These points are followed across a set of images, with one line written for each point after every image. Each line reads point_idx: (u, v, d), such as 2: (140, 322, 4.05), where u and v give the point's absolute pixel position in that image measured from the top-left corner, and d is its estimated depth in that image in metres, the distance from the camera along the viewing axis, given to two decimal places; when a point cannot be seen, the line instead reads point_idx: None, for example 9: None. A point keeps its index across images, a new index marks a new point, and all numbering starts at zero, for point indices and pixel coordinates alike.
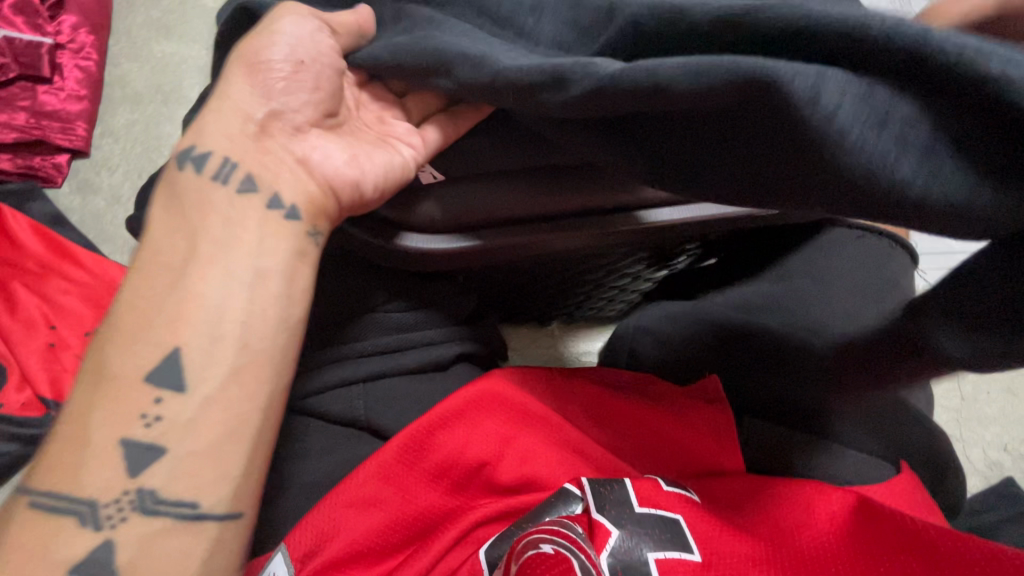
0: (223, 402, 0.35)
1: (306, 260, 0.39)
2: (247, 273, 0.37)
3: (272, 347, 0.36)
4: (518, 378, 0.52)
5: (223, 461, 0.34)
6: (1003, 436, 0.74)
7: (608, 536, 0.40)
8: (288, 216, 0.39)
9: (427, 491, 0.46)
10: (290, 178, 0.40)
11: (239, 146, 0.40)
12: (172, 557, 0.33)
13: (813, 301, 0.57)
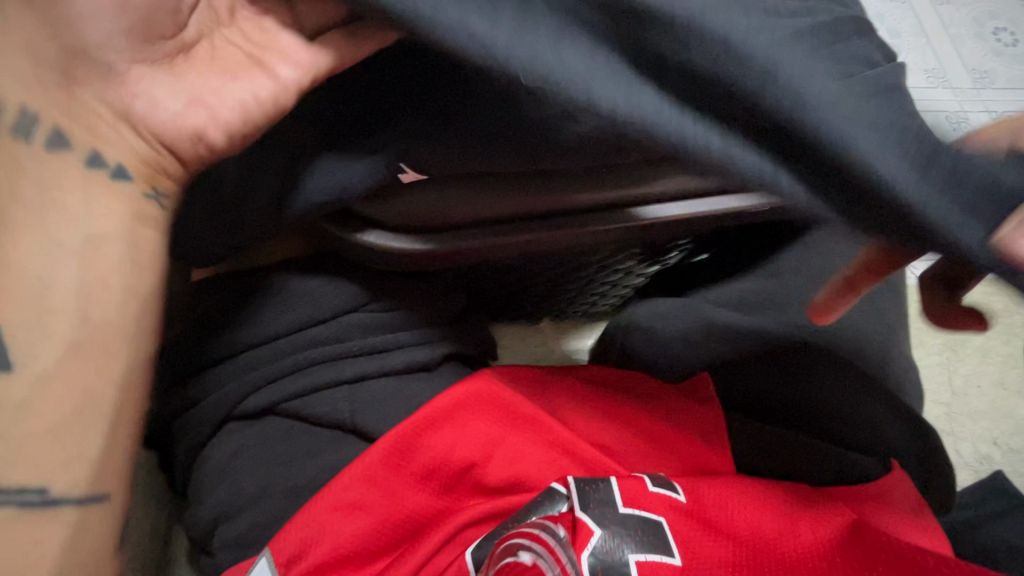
0: (67, 378, 0.31)
1: (149, 224, 0.35)
2: (76, 246, 0.32)
3: (119, 319, 0.33)
4: (509, 378, 0.52)
5: (78, 438, 0.32)
6: (993, 430, 0.74)
7: (590, 535, 0.39)
8: (119, 180, 0.34)
9: (415, 493, 0.45)
10: (119, 139, 0.34)
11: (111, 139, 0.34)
12: (27, 540, 0.30)
13: (802, 295, 0.56)
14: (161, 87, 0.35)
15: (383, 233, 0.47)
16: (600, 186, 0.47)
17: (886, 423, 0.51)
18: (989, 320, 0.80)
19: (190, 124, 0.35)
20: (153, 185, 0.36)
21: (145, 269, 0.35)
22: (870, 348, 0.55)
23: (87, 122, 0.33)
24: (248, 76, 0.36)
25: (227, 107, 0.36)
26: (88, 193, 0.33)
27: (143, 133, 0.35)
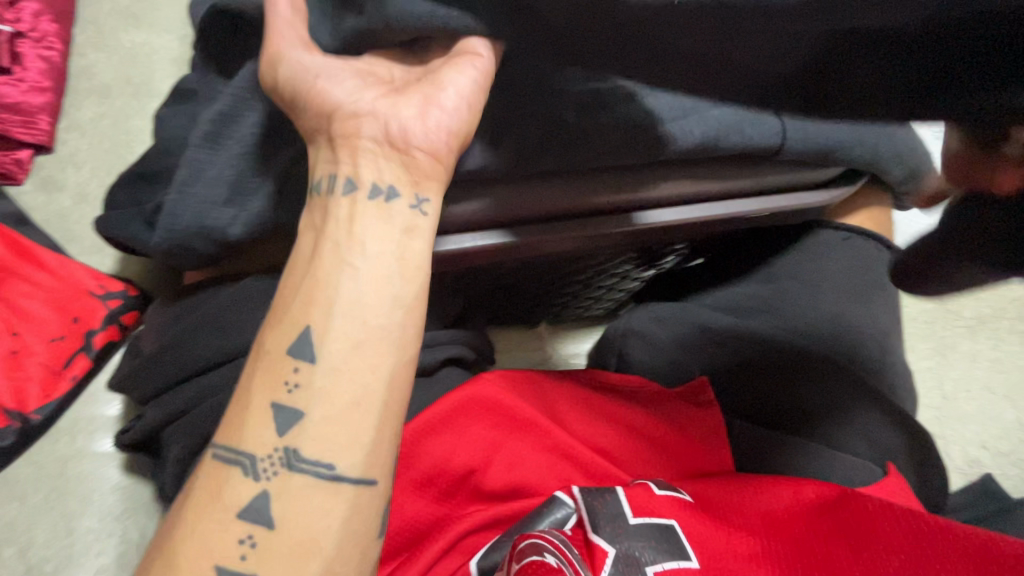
0: (350, 371, 0.32)
1: (415, 236, 0.35)
2: (362, 263, 0.33)
3: (389, 325, 0.33)
4: (507, 380, 0.50)
5: (352, 430, 0.32)
6: (982, 434, 0.75)
7: (606, 557, 0.39)
8: (391, 198, 0.35)
9: (414, 500, 0.45)
10: (383, 159, 0.36)
11: (358, 153, 0.35)
12: (310, 513, 0.31)
13: (798, 299, 0.57)
14: (400, 104, 0.36)
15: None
16: (611, 185, 0.46)
17: (883, 426, 0.51)
18: (976, 326, 0.81)
19: (426, 121, 0.36)
20: (417, 193, 0.36)
21: (413, 275, 0.34)
22: (863, 353, 0.55)
23: (361, 150, 0.35)
24: (455, 65, 0.36)
25: (447, 99, 0.36)
26: (363, 217, 0.34)
27: (402, 149, 0.36)
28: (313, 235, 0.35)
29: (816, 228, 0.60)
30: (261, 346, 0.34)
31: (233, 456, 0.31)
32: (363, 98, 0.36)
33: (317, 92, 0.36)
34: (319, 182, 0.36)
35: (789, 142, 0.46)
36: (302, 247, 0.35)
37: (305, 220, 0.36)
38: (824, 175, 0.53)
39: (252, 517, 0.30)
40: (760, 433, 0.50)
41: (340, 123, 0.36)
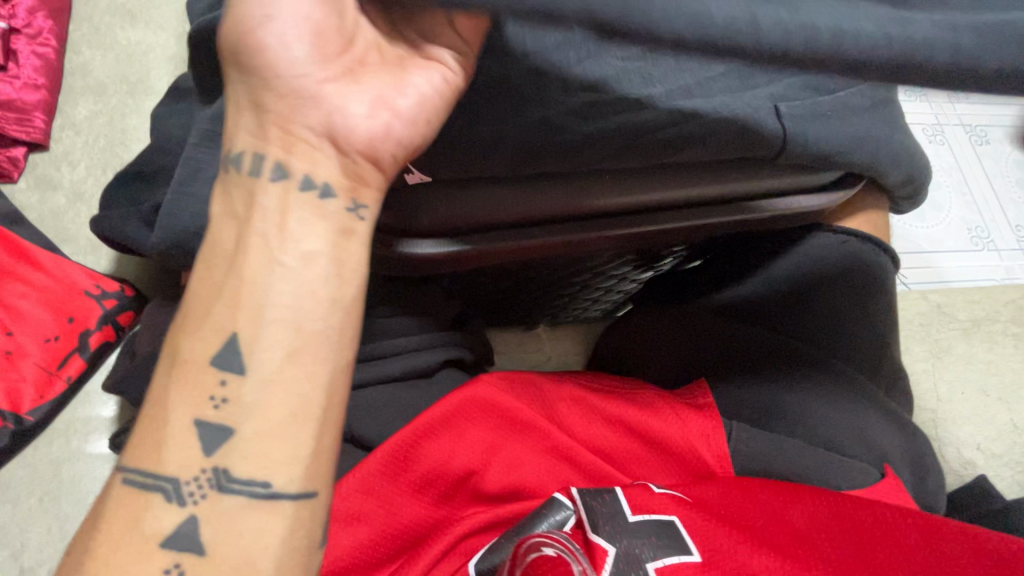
0: (285, 382, 0.32)
1: (354, 237, 0.35)
2: (293, 262, 0.33)
3: (327, 330, 0.33)
4: (508, 382, 0.50)
5: (288, 444, 0.32)
6: (976, 436, 0.76)
7: (606, 556, 0.39)
8: (325, 196, 0.34)
9: (413, 502, 0.45)
10: (319, 150, 0.34)
11: (289, 139, 0.34)
12: (244, 533, 0.31)
13: (796, 304, 0.57)
14: (349, 96, 0.35)
15: (411, 242, 0.45)
16: (612, 188, 0.46)
17: (880, 428, 0.52)
18: (971, 328, 0.83)
19: (370, 125, 0.35)
20: (354, 198, 0.35)
21: (349, 277, 0.34)
22: (860, 357, 0.56)
23: (296, 137, 0.34)
24: (417, 67, 0.36)
25: (407, 98, 0.36)
26: (296, 213, 0.34)
27: (341, 147, 0.35)
28: (233, 227, 0.34)
29: (815, 232, 0.58)
30: (180, 348, 0.33)
31: (146, 480, 0.31)
32: (313, 71, 0.34)
33: (267, 53, 0.33)
34: (243, 164, 0.34)
35: (790, 147, 0.46)
36: (224, 240, 0.34)
37: (225, 206, 0.34)
38: (824, 180, 0.53)
39: (183, 544, 0.31)
40: (764, 436, 0.49)
41: (275, 99, 0.34)
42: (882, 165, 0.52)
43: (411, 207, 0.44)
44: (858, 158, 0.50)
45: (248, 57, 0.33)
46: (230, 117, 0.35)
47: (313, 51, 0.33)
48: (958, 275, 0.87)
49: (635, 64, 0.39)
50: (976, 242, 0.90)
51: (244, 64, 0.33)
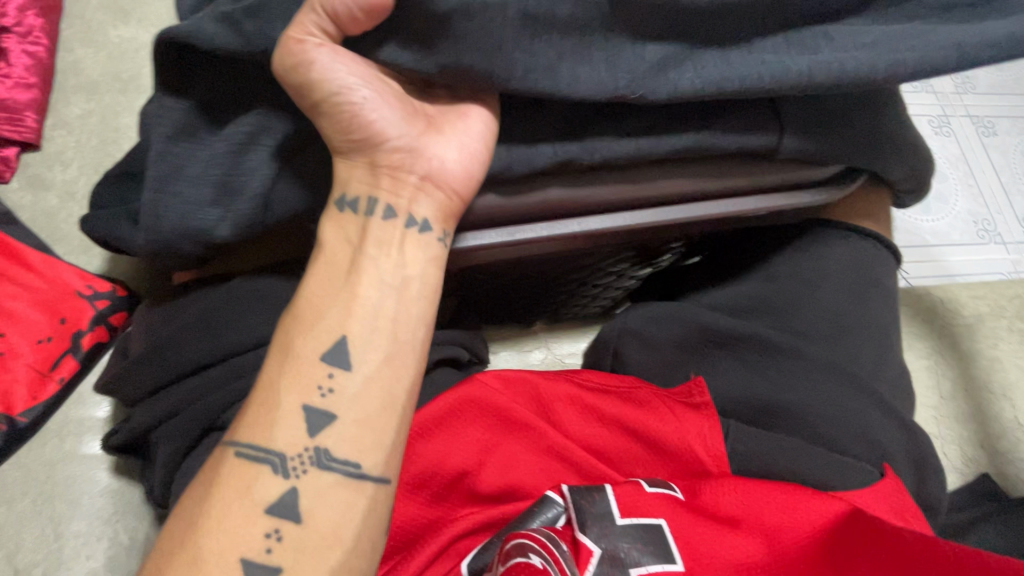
0: (383, 379, 0.38)
1: (438, 262, 0.42)
2: (394, 282, 0.40)
3: (416, 340, 0.40)
4: (503, 381, 0.49)
5: (378, 432, 0.38)
6: (981, 434, 0.75)
7: (590, 556, 0.39)
8: (423, 230, 0.42)
9: (407, 502, 0.44)
10: (409, 191, 0.42)
11: (382, 186, 0.42)
12: (332, 511, 0.36)
13: (799, 302, 0.55)
14: (433, 143, 0.42)
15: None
16: (606, 184, 0.45)
17: (882, 428, 0.50)
18: (975, 324, 0.81)
19: (453, 162, 0.42)
20: (444, 227, 0.43)
21: (434, 297, 0.42)
22: (864, 354, 0.54)
23: (394, 182, 0.42)
24: (476, 107, 0.43)
25: (475, 138, 0.42)
26: (398, 242, 0.41)
27: (432, 184, 0.42)
28: (343, 247, 0.41)
29: (816, 227, 0.58)
30: (294, 348, 0.38)
31: (255, 453, 0.36)
32: (399, 131, 0.42)
33: (360, 118, 0.40)
34: (346, 204, 0.42)
35: (786, 142, 0.45)
36: (337, 256, 0.41)
37: (335, 233, 0.41)
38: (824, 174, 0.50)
39: (283, 511, 0.35)
40: (761, 436, 0.49)
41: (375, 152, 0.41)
42: (882, 163, 0.51)
43: None
44: (858, 149, 0.48)
45: (341, 124, 0.41)
46: (338, 170, 0.42)
47: (399, 115, 0.42)
48: (964, 269, 0.87)
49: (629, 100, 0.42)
50: (983, 235, 0.89)
51: (338, 129, 0.41)
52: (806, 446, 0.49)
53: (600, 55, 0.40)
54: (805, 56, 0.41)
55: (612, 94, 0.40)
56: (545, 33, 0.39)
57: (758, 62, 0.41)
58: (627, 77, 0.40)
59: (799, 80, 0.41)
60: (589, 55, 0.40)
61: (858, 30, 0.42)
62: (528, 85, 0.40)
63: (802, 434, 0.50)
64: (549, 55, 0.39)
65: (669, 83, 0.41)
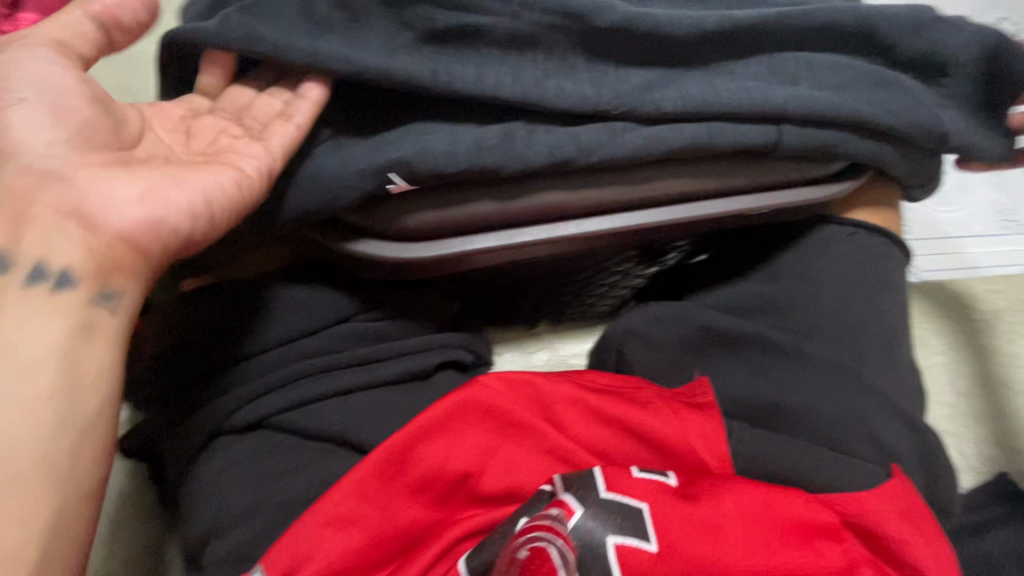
0: (5, 491, 0.32)
1: (94, 333, 0.37)
2: (48, 363, 0.35)
3: (54, 431, 0.34)
4: (506, 384, 0.49)
5: (2, 555, 0.31)
6: (999, 432, 0.73)
7: (573, 515, 0.41)
8: (58, 285, 0.36)
9: (408, 506, 0.44)
10: (80, 238, 0.38)
11: (39, 227, 0.37)
12: None
13: (804, 299, 0.54)
14: (100, 176, 0.39)
15: (373, 242, 0.44)
16: (604, 185, 0.45)
17: (891, 428, 0.50)
18: (993, 319, 0.79)
19: (117, 201, 0.39)
20: (103, 286, 0.38)
21: (84, 382, 0.36)
22: (874, 352, 0.52)
23: (33, 220, 0.37)
24: (212, 169, 0.43)
25: (179, 190, 0.41)
26: (29, 310, 0.36)
27: (85, 222, 0.38)
28: (1, 319, 0.35)
29: (822, 223, 0.57)
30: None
31: None
32: (38, 148, 0.38)
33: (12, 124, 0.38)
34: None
35: (787, 139, 0.45)
36: (1, 330, 0.35)
37: None
38: (826, 171, 0.50)
39: None
40: (763, 437, 0.49)
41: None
42: (886, 158, 0.50)
43: (398, 212, 0.44)
44: (863, 144, 0.47)
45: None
46: None
47: (67, 155, 0.39)
48: (986, 261, 0.84)
49: (615, 93, 0.43)
50: (1006, 227, 0.87)
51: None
52: (810, 446, 0.48)
53: (585, 75, 0.43)
54: (784, 87, 0.44)
55: (597, 107, 0.43)
56: (529, 53, 0.43)
57: (741, 87, 0.44)
58: (610, 94, 0.43)
59: (777, 109, 0.44)
60: (572, 72, 0.43)
61: (835, 67, 0.47)
62: (512, 91, 0.42)
63: (805, 434, 0.49)
64: (534, 72, 0.42)
65: (651, 103, 0.43)
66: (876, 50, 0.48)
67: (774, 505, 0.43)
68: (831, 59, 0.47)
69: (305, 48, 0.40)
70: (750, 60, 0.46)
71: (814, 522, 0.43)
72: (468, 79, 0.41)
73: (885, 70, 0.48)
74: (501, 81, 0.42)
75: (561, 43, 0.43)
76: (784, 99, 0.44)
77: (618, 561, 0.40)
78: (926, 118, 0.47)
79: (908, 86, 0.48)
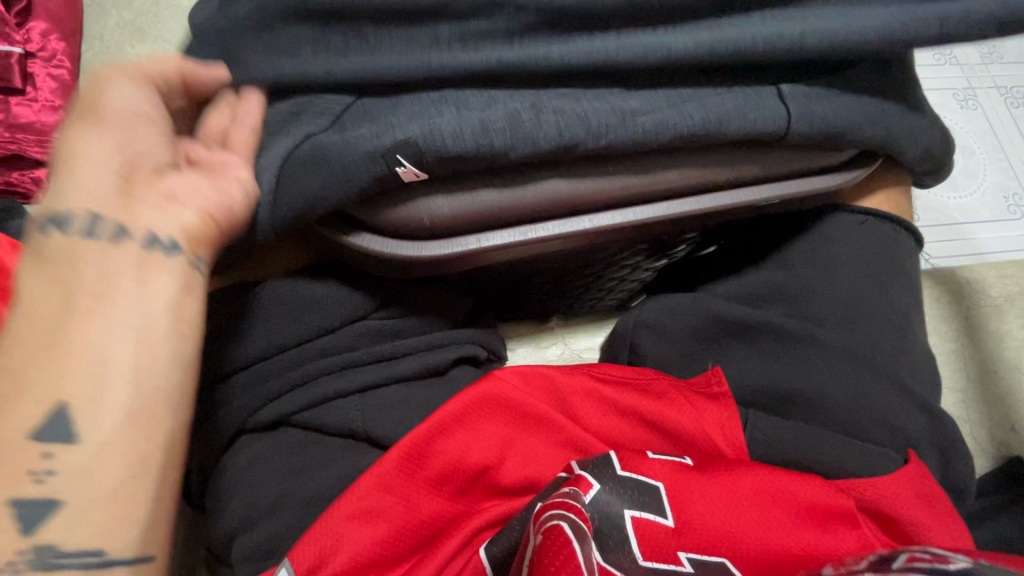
0: (124, 447, 0.32)
1: (193, 293, 0.38)
2: (165, 318, 0.36)
3: (169, 385, 0.35)
4: (520, 376, 0.50)
5: (125, 508, 0.32)
6: (1013, 415, 0.73)
7: (590, 489, 0.41)
8: (170, 250, 0.37)
9: (430, 499, 0.45)
10: (170, 212, 0.39)
11: (143, 201, 0.38)
12: None
13: (816, 287, 0.54)
14: (174, 178, 0.41)
15: (377, 237, 0.43)
16: (615, 173, 0.44)
17: (906, 413, 0.50)
18: (1003, 304, 0.80)
19: (200, 193, 0.41)
20: (197, 254, 0.39)
21: (193, 337, 0.37)
22: (887, 337, 0.52)
23: (136, 194, 0.38)
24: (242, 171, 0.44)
25: (238, 189, 0.42)
26: (143, 267, 0.36)
27: (179, 204, 0.40)
28: (106, 274, 0.35)
29: (831, 211, 0.57)
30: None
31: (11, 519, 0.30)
32: (115, 140, 0.39)
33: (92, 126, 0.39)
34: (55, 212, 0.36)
35: (796, 126, 0.44)
36: (111, 283, 0.35)
37: (88, 258, 0.35)
38: (834, 159, 0.50)
39: None
40: (778, 424, 0.49)
41: (85, 162, 0.37)
42: (896, 135, 0.49)
43: (406, 203, 0.42)
44: (873, 127, 0.47)
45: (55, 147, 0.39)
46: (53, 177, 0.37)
47: (150, 155, 0.41)
48: (994, 246, 0.85)
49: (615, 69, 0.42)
50: (1015, 210, 0.87)
51: (75, 139, 0.38)
52: (826, 433, 0.49)
53: (588, 44, 0.42)
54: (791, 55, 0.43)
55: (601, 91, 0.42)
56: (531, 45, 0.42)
57: (747, 61, 0.43)
58: (614, 67, 0.42)
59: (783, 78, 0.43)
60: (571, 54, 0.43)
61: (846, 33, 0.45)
62: (516, 62, 0.42)
63: (819, 421, 0.50)
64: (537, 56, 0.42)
65: (648, 71, 0.42)
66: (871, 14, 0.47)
67: (789, 491, 0.44)
68: (866, 11, 0.43)
69: (320, 66, 0.43)
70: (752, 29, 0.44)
71: (822, 504, 0.44)
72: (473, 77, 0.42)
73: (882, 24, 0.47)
74: (503, 62, 0.42)
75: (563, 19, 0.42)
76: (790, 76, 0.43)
77: (635, 535, 0.41)
78: None
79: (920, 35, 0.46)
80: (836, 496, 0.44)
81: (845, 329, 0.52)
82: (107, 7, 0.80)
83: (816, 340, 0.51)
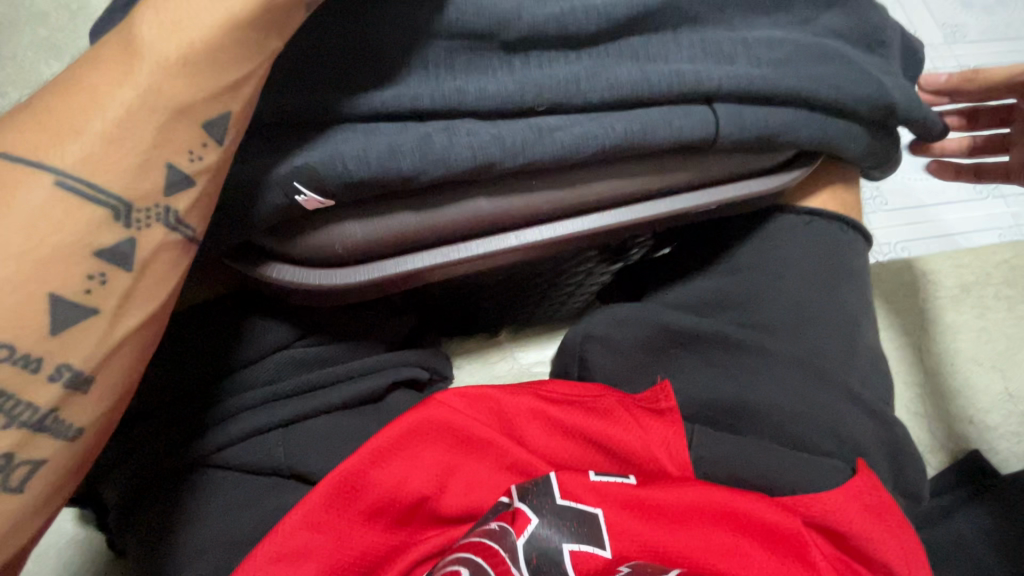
0: (96, 392, 0.32)
1: (161, 283, 0.34)
2: (133, 283, 0.33)
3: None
4: (462, 398, 0.47)
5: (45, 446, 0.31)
6: (969, 409, 0.74)
7: (528, 522, 0.41)
8: (169, 220, 0.34)
9: (365, 532, 0.43)
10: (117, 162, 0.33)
11: (171, 133, 0.33)
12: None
13: (760, 294, 0.53)
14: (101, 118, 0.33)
15: (288, 267, 0.41)
16: (538, 191, 0.42)
17: (854, 422, 0.49)
18: (960, 294, 0.79)
19: None
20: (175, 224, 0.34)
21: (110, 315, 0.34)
22: (835, 342, 0.51)
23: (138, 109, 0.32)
24: None
25: None
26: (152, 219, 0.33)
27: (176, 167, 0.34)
28: (136, 171, 0.32)
29: (777, 212, 0.56)
30: (57, 326, 0.31)
31: (42, 422, 0.31)
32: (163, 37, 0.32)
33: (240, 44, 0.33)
34: (90, 194, 0.31)
35: (724, 132, 0.43)
36: (120, 184, 0.32)
37: (119, 141, 0.31)
38: (774, 161, 0.48)
39: None
40: (724, 439, 0.47)
41: (159, 74, 0.32)
42: (837, 140, 0.47)
43: (317, 230, 0.40)
44: (810, 132, 0.45)
45: (79, 84, 0.32)
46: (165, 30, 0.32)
47: (227, 86, 0.33)
48: (959, 230, 0.83)
49: (534, 79, 0.40)
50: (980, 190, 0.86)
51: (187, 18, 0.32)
52: (771, 446, 0.47)
53: (505, 64, 0.41)
54: (719, 67, 0.43)
55: (521, 108, 0.40)
56: (444, 61, 0.40)
57: (673, 71, 0.42)
58: (535, 89, 0.40)
59: (709, 89, 0.42)
60: (493, 68, 0.41)
61: (771, 43, 0.45)
62: (432, 98, 0.39)
63: (767, 433, 0.48)
64: (453, 78, 0.40)
65: (565, 85, 0.40)
66: (794, 20, 0.48)
67: (733, 513, 0.43)
68: (770, 34, 0.46)
69: None
70: (677, 41, 0.44)
71: (766, 524, 0.42)
72: (385, 95, 0.39)
73: (801, 29, 0.48)
74: (419, 92, 0.39)
75: (481, 36, 0.40)
76: (719, 83, 0.42)
77: (573, 568, 0.41)
78: (867, 89, 0.46)
79: (838, 44, 0.47)
80: (783, 513, 0.43)
81: (790, 335, 0.51)
82: (20, 26, 0.81)
83: (761, 349, 0.50)
